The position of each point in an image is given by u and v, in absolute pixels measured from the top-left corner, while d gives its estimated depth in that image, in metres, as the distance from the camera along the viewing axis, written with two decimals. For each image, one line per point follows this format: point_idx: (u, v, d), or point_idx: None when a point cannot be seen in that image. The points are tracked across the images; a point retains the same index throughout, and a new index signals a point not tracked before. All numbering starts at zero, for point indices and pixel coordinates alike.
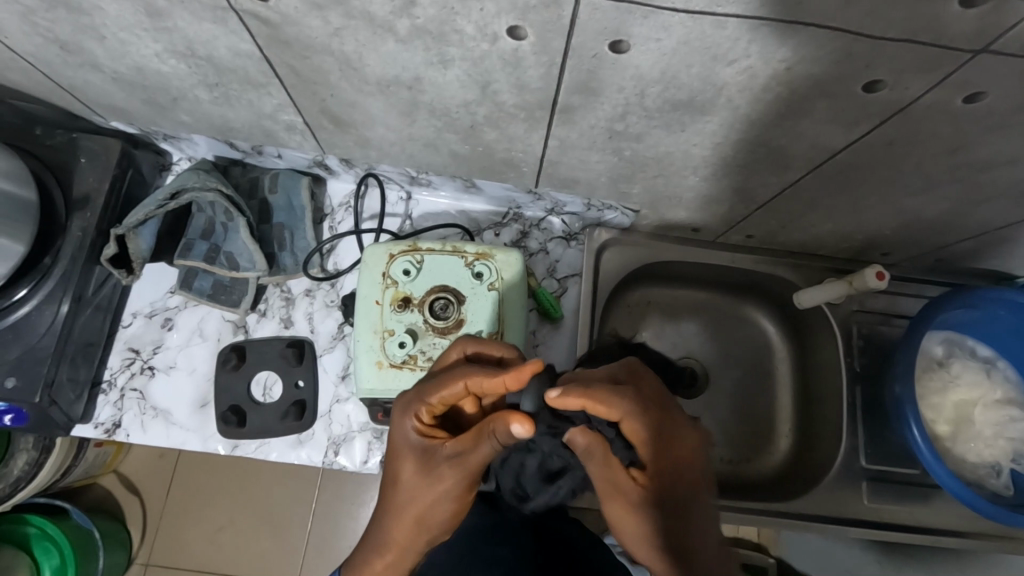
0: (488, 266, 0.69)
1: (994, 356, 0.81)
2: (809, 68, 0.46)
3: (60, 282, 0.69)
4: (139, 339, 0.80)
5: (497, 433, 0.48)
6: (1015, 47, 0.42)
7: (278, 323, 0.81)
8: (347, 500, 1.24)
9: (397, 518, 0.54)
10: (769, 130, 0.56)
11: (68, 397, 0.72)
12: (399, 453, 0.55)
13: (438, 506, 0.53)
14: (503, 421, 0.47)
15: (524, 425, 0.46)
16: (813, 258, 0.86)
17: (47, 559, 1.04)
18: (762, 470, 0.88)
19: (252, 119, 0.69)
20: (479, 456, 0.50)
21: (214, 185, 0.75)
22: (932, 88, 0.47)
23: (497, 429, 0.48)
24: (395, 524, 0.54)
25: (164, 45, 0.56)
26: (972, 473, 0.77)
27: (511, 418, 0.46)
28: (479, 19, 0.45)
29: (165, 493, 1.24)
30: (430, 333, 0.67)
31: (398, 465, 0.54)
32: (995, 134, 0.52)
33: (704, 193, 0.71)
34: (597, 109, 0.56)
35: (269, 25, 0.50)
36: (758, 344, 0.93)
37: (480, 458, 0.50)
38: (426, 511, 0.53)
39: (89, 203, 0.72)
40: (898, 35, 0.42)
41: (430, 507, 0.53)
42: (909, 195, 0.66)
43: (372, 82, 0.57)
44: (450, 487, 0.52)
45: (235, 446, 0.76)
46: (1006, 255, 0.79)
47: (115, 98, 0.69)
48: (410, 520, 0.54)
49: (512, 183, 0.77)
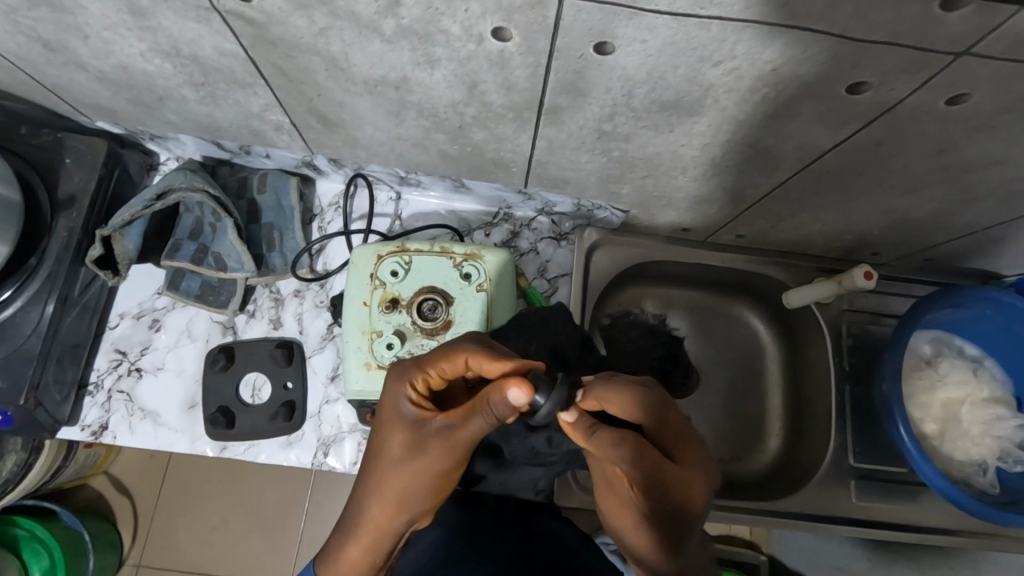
0: (476, 266, 0.69)
1: (982, 355, 0.82)
2: (794, 69, 0.46)
3: (45, 283, 0.69)
4: (126, 340, 0.79)
5: (492, 406, 0.46)
6: (999, 49, 0.42)
7: (267, 324, 0.81)
8: (339, 498, 1.23)
9: (378, 489, 0.54)
10: (755, 130, 0.56)
11: (54, 399, 0.72)
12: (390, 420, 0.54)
13: (420, 486, 0.53)
14: (499, 389, 0.45)
15: (521, 392, 0.44)
16: (803, 258, 0.86)
17: (36, 561, 1.03)
18: (752, 470, 0.88)
19: (240, 119, 0.69)
20: (470, 427, 0.49)
21: (201, 185, 0.74)
22: (916, 90, 0.47)
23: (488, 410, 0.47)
24: (374, 498, 0.54)
25: (148, 44, 0.55)
26: (959, 471, 0.77)
27: (509, 382, 0.44)
28: (464, 19, 0.45)
29: (155, 494, 1.23)
30: (418, 334, 0.67)
31: (386, 431, 0.54)
32: (979, 135, 0.53)
33: (693, 193, 0.71)
34: (585, 109, 0.55)
35: (254, 24, 0.49)
36: (747, 343, 0.93)
37: (470, 433, 0.50)
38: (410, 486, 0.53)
39: (74, 203, 0.71)
40: (883, 36, 0.42)
41: (413, 481, 0.53)
42: (896, 196, 0.66)
43: (360, 83, 0.56)
44: (433, 451, 0.52)
45: (223, 448, 0.76)
46: (993, 255, 0.79)
47: (100, 97, 0.68)
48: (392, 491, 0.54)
49: (502, 183, 0.77)
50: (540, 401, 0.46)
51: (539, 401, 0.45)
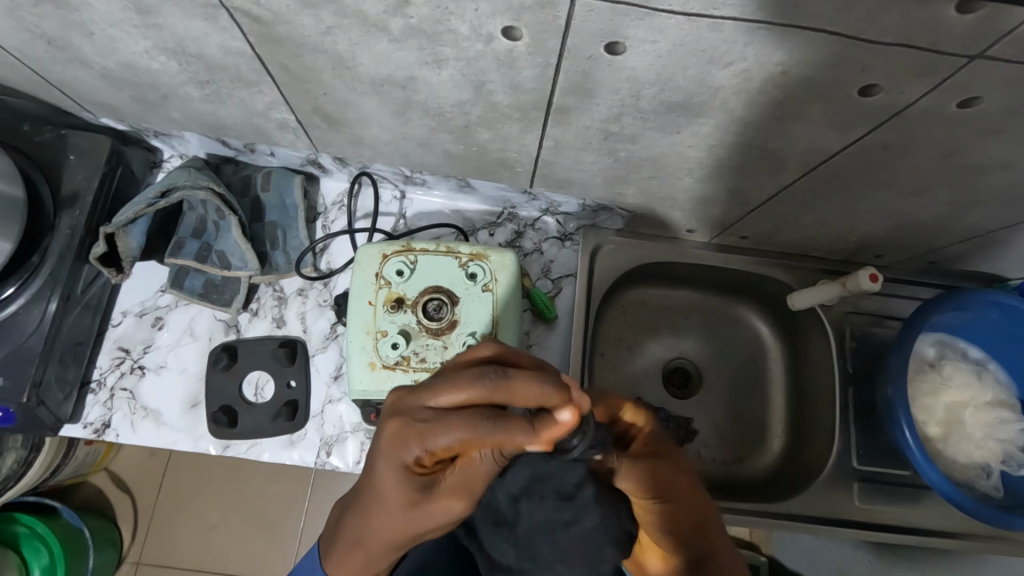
0: (482, 266, 0.68)
1: (985, 358, 0.82)
2: (804, 72, 0.46)
3: (48, 280, 0.69)
4: (129, 338, 0.79)
5: (507, 449, 0.41)
6: (1011, 53, 0.42)
7: (270, 323, 0.81)
8: (340, 498, 1.23)
9: (380, 533, 0.48)
10: (763, 132, 0.56)
11: (57, 397, 0.72)
12: (382, 474, 0.45)
13: (429, 528, 0.47)
14: (522, 440, 0.39)
15: (543, 446, 0.39)
16: (807, 259, 0.86)
17: (36, 559, 1.03)
18: (754, 471, 0.88)
19: (244, 118, 0.69)
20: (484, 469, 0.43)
21: (205, 183, 0.73)
22: (926, 92, 0.47)
23: (503, 450, 0.41)
24: (376, 539, 0.48)
25: (154, 42, 0.55)
26: (962, 474, 0.77)
27: (535, 443, 0.39)
28: (473, 19, 0.44)
29: (156, 492, 1.23)
30: (423, 334, 0.67)
31: (379, 485, 0.45)
32: (988, 138, 0.52)
33: (699, 194, 0.71)
34: (592, 110, 0.55)
35: (260, 22, 0.49)
36: (750, 345, 0.93)
37: (485, 475, 0.44)
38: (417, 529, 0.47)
39: (78, 201, 0.71)
40: (895, 39, 0.41)
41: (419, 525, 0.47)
42: (903, 199, 0.66)
43: (366, 82, 0.56)
44: (444, 506, 0.45)
45: (226, 447, 0.76)
46: (998, 258, 0.79)
47: (104, 94, 0.68)
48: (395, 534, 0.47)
49: (507, 183, 0.77)
50: (573, 441, 0.41)
51: (569, 441, 0.41)
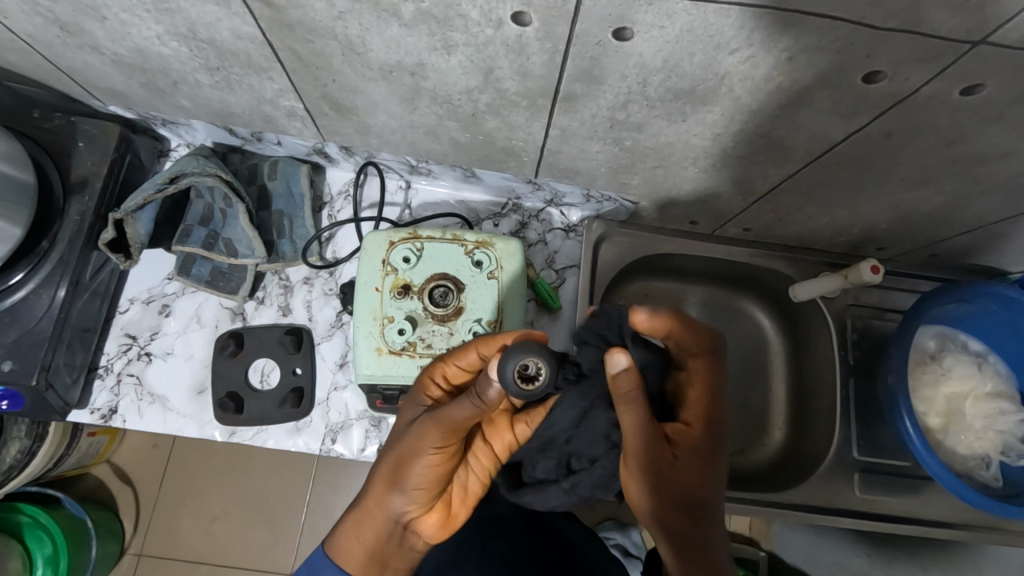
0: (487, 254, 0.69)
1: (986, 350, 0.82)
2: (810, 59, 0.47)
3: (58, 265, 0.69)
4: (136, 325, 0.80)
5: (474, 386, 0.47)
6: (1015, 39, 0.42)
7: (276, 311, 0.81)
8: (341, 490, 1.23)
9: (380, 469, 0.55)
10: (768, 120, 0.56)
11: (65, 381, 0.72)
12: (408, 407, 0.57)
13: (412, 472, 0.53)
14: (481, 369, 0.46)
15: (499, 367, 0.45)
16: (809, 252, 0.87)
17: (39, 548, 1.03)
18: (754, 463, 0.89)
19: (253, 105, 0.69)
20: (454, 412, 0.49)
21: (215, 170, 0.74)
22: (930, 79, 0.48)
23: (479, 380, 0.47)
24: (375, 475, 0.56)
25: (166, 27, 0.55)
26: (962, 464, 0.78)
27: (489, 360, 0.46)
28: (484, 3, 0.45)
29: (158, 482, 1.23)
30: (429, 320, 0.68)
31: (403, 417, 0.56)
32: (992, 127, 0.53)
33: (702, 184, 0.72)
34: (600, 97, 0.56)
35: (273, 7, 0.50)
36: (753, 337, 0.94)
37: (453, 418, 0.49)
38: (401, 470, 0.53)
39: (87, 187, 0.71)
40: (899, 25, 0.42)
41: (404, 464, 0.53)
42: (905, 189, 0.66)
43: (375, 68, 0.57)
44: (423, 438, 0.51)
45: (232, 433, 0.76)
46: (999, 250, 0.79)
47: (114, 80, 0.69)
48: (389, 473, 0.54)
49: (512, 173, 0.77)
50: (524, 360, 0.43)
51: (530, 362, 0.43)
